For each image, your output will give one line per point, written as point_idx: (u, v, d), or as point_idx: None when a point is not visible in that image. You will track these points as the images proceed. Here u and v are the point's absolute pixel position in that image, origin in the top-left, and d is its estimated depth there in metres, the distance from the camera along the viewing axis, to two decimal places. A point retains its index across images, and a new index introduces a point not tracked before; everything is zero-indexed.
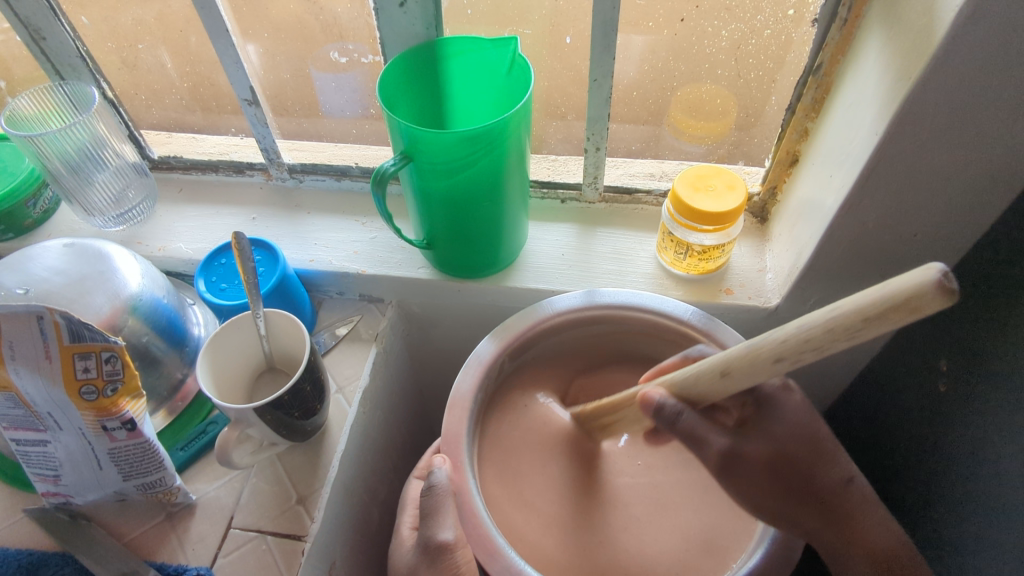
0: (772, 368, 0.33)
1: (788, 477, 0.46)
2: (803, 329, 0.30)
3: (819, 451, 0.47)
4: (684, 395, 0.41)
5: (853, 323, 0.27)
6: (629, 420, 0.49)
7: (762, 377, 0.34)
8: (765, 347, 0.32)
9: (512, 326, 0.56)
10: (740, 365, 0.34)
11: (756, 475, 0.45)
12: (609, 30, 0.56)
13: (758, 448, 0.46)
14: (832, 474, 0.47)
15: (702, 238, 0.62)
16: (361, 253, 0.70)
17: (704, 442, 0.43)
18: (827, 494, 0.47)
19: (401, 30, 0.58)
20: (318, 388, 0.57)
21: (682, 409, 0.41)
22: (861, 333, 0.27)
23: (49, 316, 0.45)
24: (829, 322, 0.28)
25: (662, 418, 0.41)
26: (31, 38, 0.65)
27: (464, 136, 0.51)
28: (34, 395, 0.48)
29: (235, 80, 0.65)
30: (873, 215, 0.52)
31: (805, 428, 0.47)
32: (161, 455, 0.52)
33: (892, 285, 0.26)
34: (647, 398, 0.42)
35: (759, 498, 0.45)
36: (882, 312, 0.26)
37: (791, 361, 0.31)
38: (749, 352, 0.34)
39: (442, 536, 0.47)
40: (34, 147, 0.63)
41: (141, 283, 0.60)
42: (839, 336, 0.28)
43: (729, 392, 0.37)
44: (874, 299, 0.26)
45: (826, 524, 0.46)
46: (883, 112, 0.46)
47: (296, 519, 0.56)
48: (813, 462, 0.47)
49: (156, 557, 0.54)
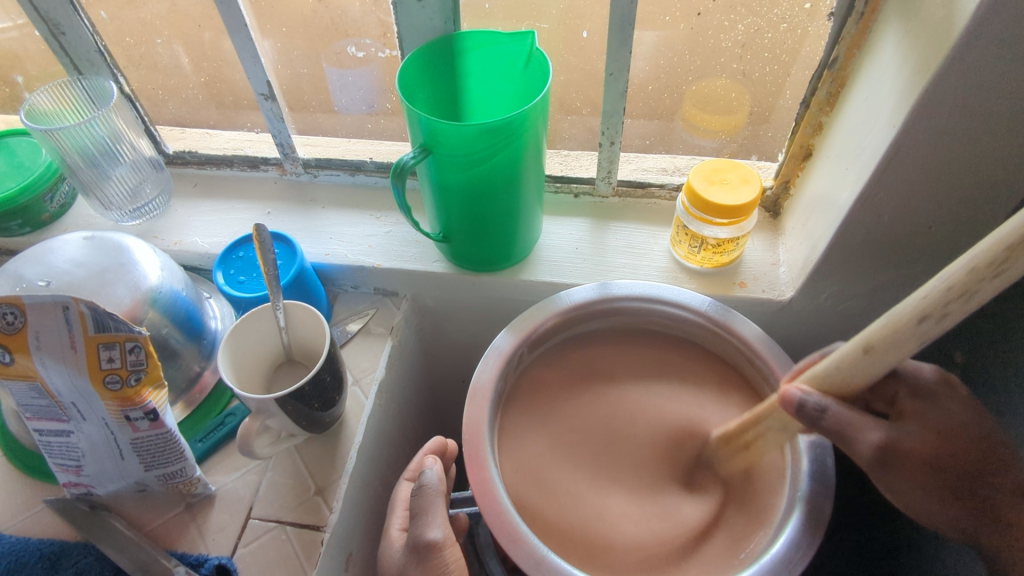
0: (920, 334, 0.32)
1: (954, 474, 0.45)
2: (943, 280, 0.30)
3: (990, 451, 0.45)
4: (829, 389, 0.40)
5: (998, 254, 0.27)
6: (773, 433, 0.46)
7: (909, 345, 0.33)
8: (906, 311, 0.33)
9: (530, 317, 0.57)
10: (881, 337, 0.34)
11: (913, 468, 0.45)
12: (625, 24, 0.56)
13: (915, 441, 0.45)
14: (987, 479, 0.45)
15: (716, 232, 0.62)
16: (376, 247, 0.71)
17: (857, 437, 0.42)
18: (984, 494, 0.45)
19: (419, 24, 0.59)
20: (337, 380, 0.57)
21: (827, 406, 0.41)
22: (1006, 266, 0.27)
23: (74, 306, 0.46)
24: (972, 262, 0.29)
25: (805, 416, 0.41)
26: (50, 33, 0.66)
27: (485, 128, 0.51)
28: (58, 385, 0.48)
29: (253, 75, 0.65)
30: (889, 208, 0.52)
31: (962, 426, 0.46)
32: (183, 446, 0.53)
33: None
34: (788, 396, 0.42)
35: (909, 495, 0.45)
36: (1022, 233, 0.26)
37: (938, 316, 0.31)
38: (892, 320, 0.34)
39: (431, 535, 0.50)
40: (53, 140, 0.63)
41: (160, 275, 0.60)
42: (987, 272, 0.28)
43: (874, 372, 0.37)
44: (1011, 227, 0.27)
45: (985, 523, 0.44)
46: (902, 103, 0.46)
47: (314, 510, 0.56)
48: (985, 460, 0.45)
49: (176, 547, 0.54)
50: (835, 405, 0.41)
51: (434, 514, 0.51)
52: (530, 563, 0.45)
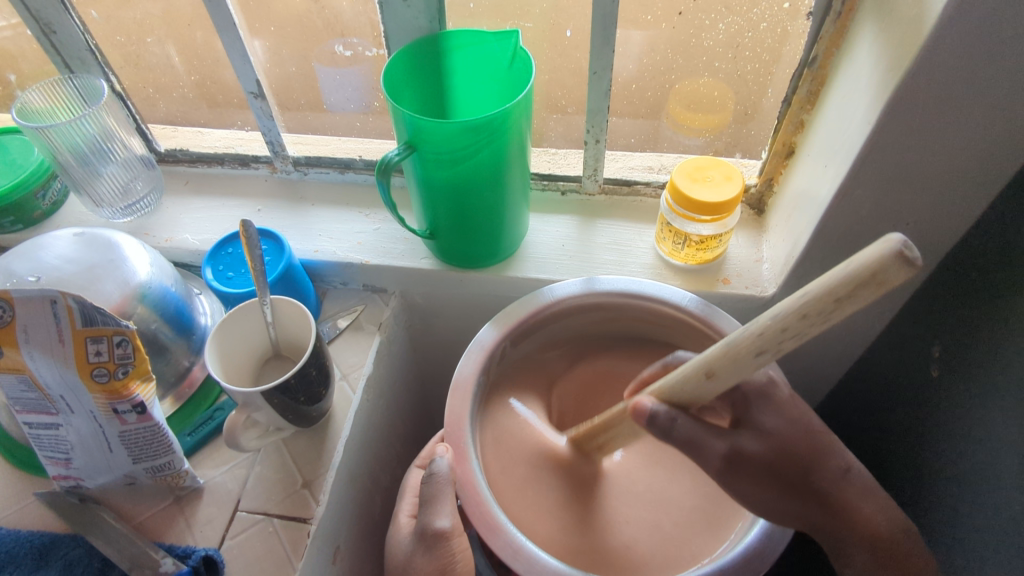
0: (756, 361, 0.33)
1: (791, 470, 0.46)
2: (778, 317, 0.31)
3: (816, 448, 0.47)
4: (676, 401, 0.41)
5: (825, 303, 0.28)
6: (621, 437, 0.49)
7: (748, 371, 0.34)
8: (745, 340, 0.33)
9: (514, 312, 0.58)
10: (722, 364, 0.35)
11: (756, 473, 0.45)
12: (608, 24, 0.57)
13: (754, 445, 0.46)
14: (829, 471, 0.47)
15: (699, 228, 0.63)
16: (364, 244, 0.71)
17: (704, 447, 0.43)
18: (826, 487, 0.46)
19: (405, 23, 0.59)
20: (323, 373, 0.58)
21: (676, 416, 0.42)
22: (833, 315, 0.28)
23: (62, 300, 0.46)
24: (802, 307, 0.29)
25: (657, 427, 0.42)
26: (41, 32, 0.66)
27: (468, 126, 0.52)
28: (47, 378, 0.49)
29: (242, 74, 0.66)
30: (867, 204, 0.53)
31: (800, 420, 0.48)
32: (171, 439, 0.53)
33: (857, 259, 0.26)
34: (637, 409, 0.42)
35: (762, 498, 0.45)
36: (849, 285, 0.27)
37: (773, 351, 0.32)
38: (730, 349, 0.34)
39: (440, 523, 0.50)
40: (44, 138, 0.64)
41: (150, 271, 0.61)
42: (815, 319, 0.29)
43: (713, 392, 0.38)
44: (840, 278, 0.27)
45: (825, 513, 0.46)
46: (876, 100, 0.47)
47: (301, 503, 0.57)
48: (814, 455, 0.47)
49: (165, 538, 0.55)
50: (683, 414, 0.42)
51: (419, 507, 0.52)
52: (509, 552, 0.46)
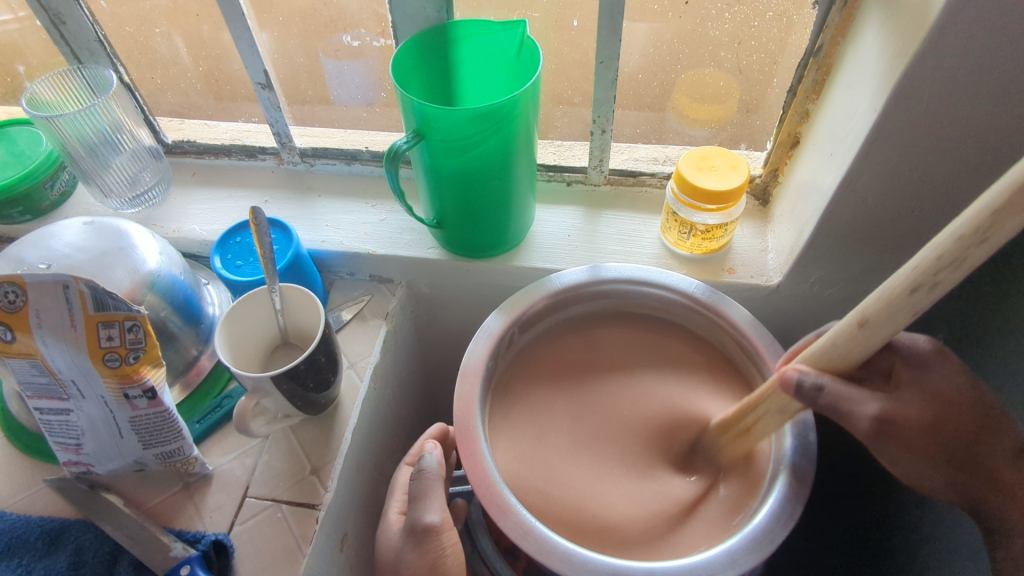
0: (918, 302, 0.32)
1: (942, 443, 0.43)
2: (932, 249, 0.31)
3: (992, 419, 0.44)
4: (827, 367, 0.40)
5: (983, 221, 0.28)
6: (773, 415, 0.44)
7: (905, 316, 0.33)
8: (899, 282, 0.33)
9: (521, 299, 0.58)
10: (877, 309, 0.34)
11: (910, 438, 0.43)
12: (615, 13, 0.58)
13: (913, 409, 0.43)
14: (995, 447, 0.44)
15: (705, 218, 0.63)
16: (371, 235, 0.72)
17: (850, 412, 0.41)
18: (988, 466, 0.44)
19: (412, 13, 0.60)
20: (332, 361, 0.58)
21: (824, 384, 0.40)
22: (993, 234, 0.28)
23: (75, 285, 0.47)
24: (958, 231, 0.29)
25: (804, 395, 0.40)
26: (51, 22, 0.67)
27: (477, 113, 0.52)
28: (58, 363, 0.49)
29: (250, 64, 0.66)
30: (872, 191, 0.53)
31: (970, 390, 0.44)
32: (180, 424, 0.54)
33: (1008, 174, 0.27)
34: (786, 376, 0.41)
35: (910, 462, 0.44)
36: (1010, 198, 0.27)
37: (929, 287, 0.31)
38: (885, 295, 0.34)
39: (428, 518, 0.52)
40: (55, 128, 0.65)
41: (159, 260, 0.61)
42: (972, 239, 0.28)
43: (873, 346, 0.36)
44: (999, 191, 0.27)
45: (992, 490, 0.44)
46: (882, 87, 0.47)
47: (310, 489, 0.57)
48: (994, 428, 0.44)
49: (174, 524, 0.55)
50: (833, 384, 0.40)
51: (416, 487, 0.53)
52: (519, 533, 0.46)
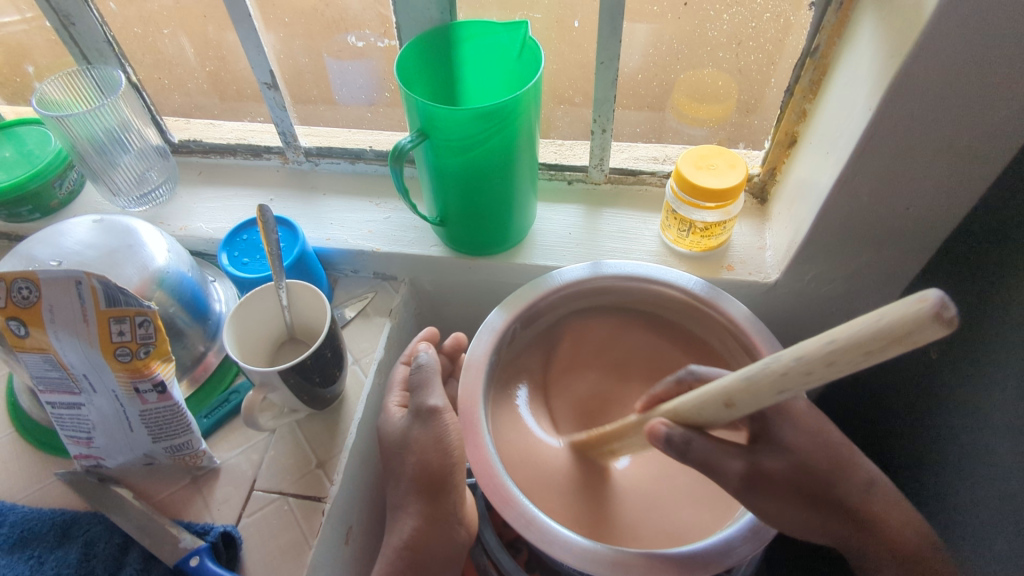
0: (778, 397, 0.33)
1: (812, 485, 0.46)
2: (798, 356, 0.30)
3: (840, 458, 0.47)
4: (689, 421, 0.42)
5: (854, 354, 0.27)
6: (637, 446, 0.49)
7: (765, 404, 0.34)
8: (763, 377, 0.32)
9: (523, 296, 0.59)
10: (741, 396, 0.35)
11: (781, 489, 0.45)
12: (615, 15, 0.59)
13: (775, 463, 0.46)
14: (849, 485, 0.47)
15: (704, 215, 0.64)
16: (375, 233, 0.73)
17: (719, 466, 0.44)
18: (847, 501, 0.46)
19: (417, 14, 0.61)
20: (337, 356, 0.59)
21: (690, 436, 0.43)
22: (863, 363, 0.27)
23: (87, 281, 0.48)
24: (828, 353, 0.28)
25: (673, 447, 0.43)
26: (60, 24, 0.68)
27: (479, 113, 0.53)
28: (70, 357, 0.50)
29: (256, 65, 0.67)
30: (868, 190, 0.54)
31: (820, 436, 0.48)
32: (189, 419, 0.55)
33: (887, 314, 0.25)
34: (654, 430, 0.43)
35: (784, 512, 0.45)
36: (881, 341, 0.26)
37: (794, 390, 0.31)
38: (750, 384, 0.34)
39: (432, 401, 0.54)
40: (64, 128, 0.66)
41: (167, 257, 0.62)
42: (847, 364, 0.28)
43: (732, 419, 0.38)
44: (872, 329, 0.26)
45: (853, 527, 0.46)
46: (877, 87, 0.48)
47: (315, 483, 0.58)
48: (836, 467, 0.47)
49: (183, 516, 0.56)
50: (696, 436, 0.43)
51: (419, 388, 0.54)
52: (521, 524, 0.47)
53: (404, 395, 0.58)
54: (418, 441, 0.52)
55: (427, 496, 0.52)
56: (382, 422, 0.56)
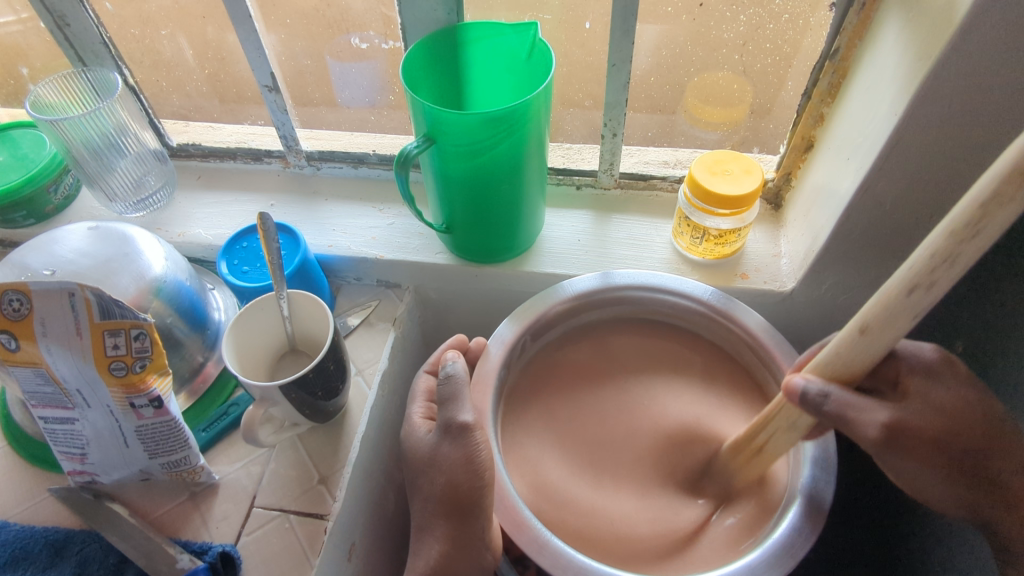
0: (913, 304, 0.32)
1: (960, 453, 0.42)
2: (929, 245, 0.30)
3: (995, 433, 0.43)
4: (832, 378, 0.39)
5: (972, 217, 0.28)
6: (781, 432, 0.44)
7: (903, 320, 0.33)
8: (896, 283, 0.32)
9: (532, 307, 0.57)
10: (875, 313, 0.34)
11: (920, 448, 0.42)
12: (627, 16, 0.57)
13: (924, 419, 0.42)
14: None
15: (718, 222, 0.62)
16: (379, 239, 0.71)
17: (864, 420, 0.40)
18: (996, 475, 0.43)
19: (422, 15, 0.59)
20: (340, 368, 0.57)
21: (829, 393, 0.39)
22: (988, 224, 0.27)
23: (80, 293, 0.46)
24: (952, 226, 0.29)
25: (809, 404, 0.39)
26: (55, 24, 0.66)
27: (488, 117, 0.51)
28: (64, 372, 0.48)
29: (257, 67, 0.66)
30: (890, 197, 0.52)
31: (961, 400, 0.43)
32: (187, 434, 0.53)
33: (997, 162, 0.26)
34: (790, 387, 0.40)
35: (917, 472, 0.43)
36: (999, 187, 0.26)
37: (927, 285, 0.31)
38: (884, 299, 0.33)
39: (463, 416, 0.48)
40: (58, 132, 0.64)
41: (165, 265, 0.60)
42: (964, 234, 0.28)
43: (873, 355, 0.36)
44: (984, 185, 0.27)
45: (1001, 507, 0.43)
46: (902, 92, 0.47)
47: (318, 499, 0.56)
48: (992, 444, 0.43)
49: (180, 535, 0.55)
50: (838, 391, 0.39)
51: (447, 402, 0.49)
52: (533, 547, 0.46)
53: (429, 405, 0.55)
54: (446, 460, 0.47)
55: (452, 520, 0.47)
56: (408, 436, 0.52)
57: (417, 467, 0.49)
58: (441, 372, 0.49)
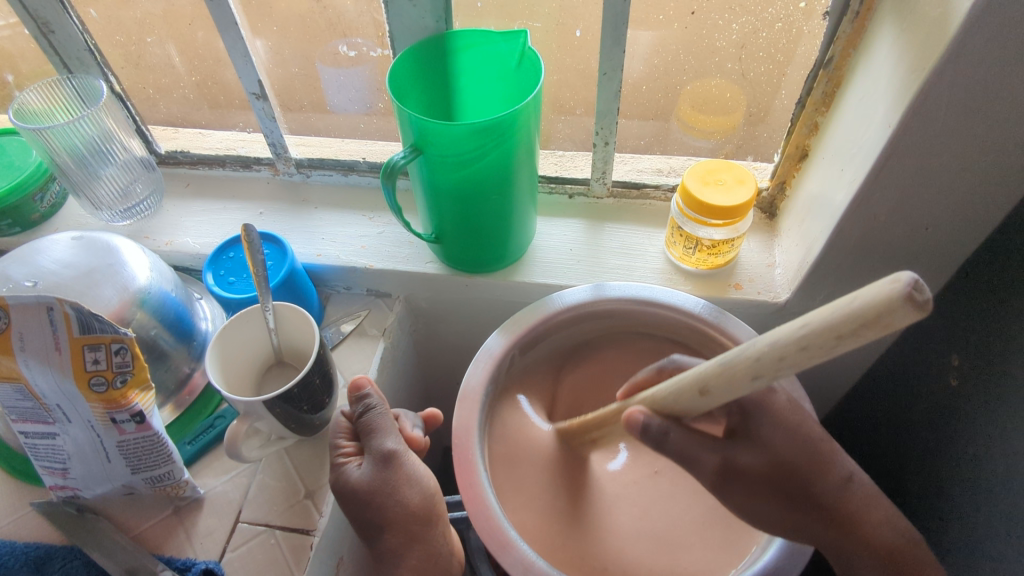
0: (751, 384, 0.31)
1: (789, 483, 0.45)
2: (775, 343, 0.29)
3: (816, 455, 0.46)
4: (666, 411, 0.40)
5: (825, 340, 0.26)
6: (616, 435, 0.49)
7: (739, 392, 0.33)
8: (739, 365, 0.31)
9: (523, 319, 0.57)
10: (718, 382, 0.33)
11: (752, 484, 0.45)
12: (619, 24, 0.56)
13: (752, 459, 0.46)
14: (830, 476, 0.46)
15: (711, 233, 0.61)
16: (368, 248, 0.70)
17: (698, 461, 0.43)
18: (824, 500, 0.46)
19: (411, 23, 0.58)
20: (327, 381, 0.56)
21: (667, 427, 0.41)
22: (836, 348, 0.26)
23: (59, 307, 0.45)
24: (802, 337, 0.27)
25: (649, 438, 0.41)
26: (40, 31, 0.65)
27: (476, 128, 0.50)
28: (43, 387, 0.48)
29: (244, 74, 0.65)
30: (885, 209, 0.52)
31: (800, 429, 0.47)
32: (170, 449, 0.52)
33: (860, 296, 0.24)
34: (631, 418, 0.41)
35: (754, 506, 0.45)
36: (853, 327, 0.25)
37: (769, 376, 0.30)
38: (724, 371, 0.33)
39: (387, 445, 0.51)
40: (42, 140, 0.63)
41: (149, 276, 0.60)
42: (818, 353, 0.27)
43: (708, 406, 0.36)
44: (846, 314, 0.25)
45: (829, 526, 0.45)
46: (896, 104, 0.46)
47: (304, 514, 0.55)
48: (814, 463, 0.46)
49: (164, 551, 0.54)
50: (674, 427, 0.41)
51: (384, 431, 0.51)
52: (520, 569, 0.45)
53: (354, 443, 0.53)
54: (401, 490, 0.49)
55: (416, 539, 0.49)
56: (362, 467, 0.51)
57: (398, 499, 0.49)
58: (359, 407, 0.53)
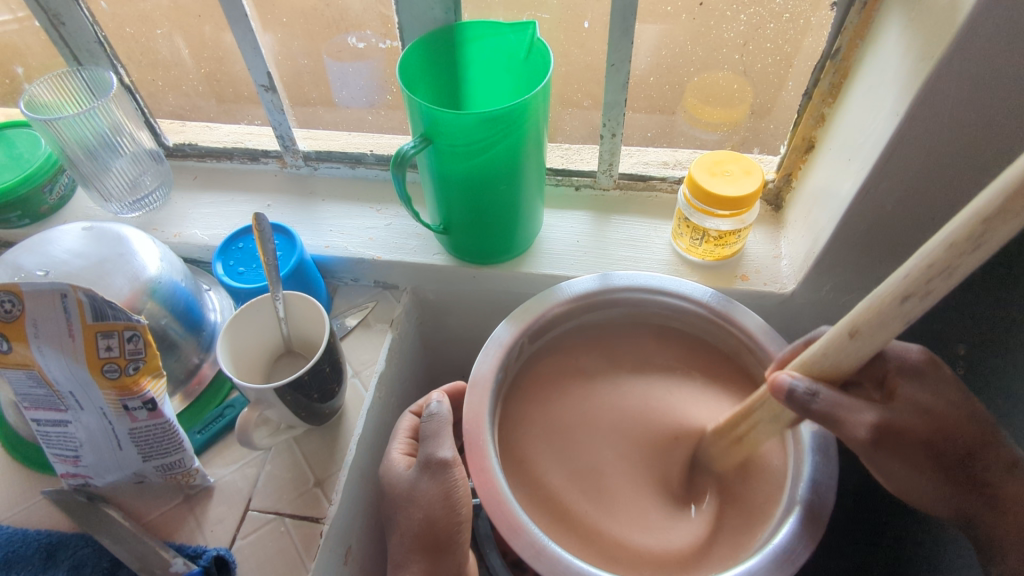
0: (903, 312, 0.32)
1: (942, 447, 0.44)
2: (924, 254, 0.30)
3: (982, 429, 0.44)
4: (818, 372, 0.39)
5: (974, 227, 0.27)
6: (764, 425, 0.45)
7: (893, 330, 0.33)
8: (889, 290, 0.32)
9: (531, 309, 0.57)
10: (868, 319, 0.34)
11: (908, 448, 0.43)
12: (627, 14, 0.56)
13: (910, 420, 0.44)
14: (990, 459, 0.44)
15: (718, 224, 0.62)
16: (376, 240, 0.71)
17: (847, 422, 0.40)
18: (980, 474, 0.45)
19: (419, 13, 0.59)
20: (336, 370, 0.57)
21: (817, 389, 0.39)
22: (986, 238, 0.27)
23: (72, 294, 0.46)
24: (951, 238, 0.28)
25: (795, 403, 0.39)
26: (50, 23, 0.66)
27: (485, 117, 0.51)
28: (56, 374, 0.48)
29: (253, 66, 0.65)
30: (892, 199, 0.52)
31: (961, 402, 0.45)
32: (181, 436, 0.52)
33: (1003, 177, 0.26)
34: (778, 383, 0.40)
35: (902, 471, 0.44)
36: (1001, 204, 0.26)
37: (919, 296, 0.31)
38: (875, 304, 0.33)
39: (442, 453, 0.51)
40: (53, 131, 0.63)
41: (160, 266, 0.60)
42: (964, 246, 0.28)
43: (861, 357, 0.36)
44: (990, 197, 0.26)
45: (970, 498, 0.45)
46: (904, 92, 0.46)
47: (314, 502, 0.56)
48: (975, 440, 0.44)
49: (175, 538, 0.54)
50: (825, 385, 0.39)
51: (428, 439, 0.52)
52: (531, 552, 0.45)
53: (410, 442, 0.57)
54: (425, 494, 0.50)
55: (431, 556, 0.50)
56: (387, 473, 0.53)
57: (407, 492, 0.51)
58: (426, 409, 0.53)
